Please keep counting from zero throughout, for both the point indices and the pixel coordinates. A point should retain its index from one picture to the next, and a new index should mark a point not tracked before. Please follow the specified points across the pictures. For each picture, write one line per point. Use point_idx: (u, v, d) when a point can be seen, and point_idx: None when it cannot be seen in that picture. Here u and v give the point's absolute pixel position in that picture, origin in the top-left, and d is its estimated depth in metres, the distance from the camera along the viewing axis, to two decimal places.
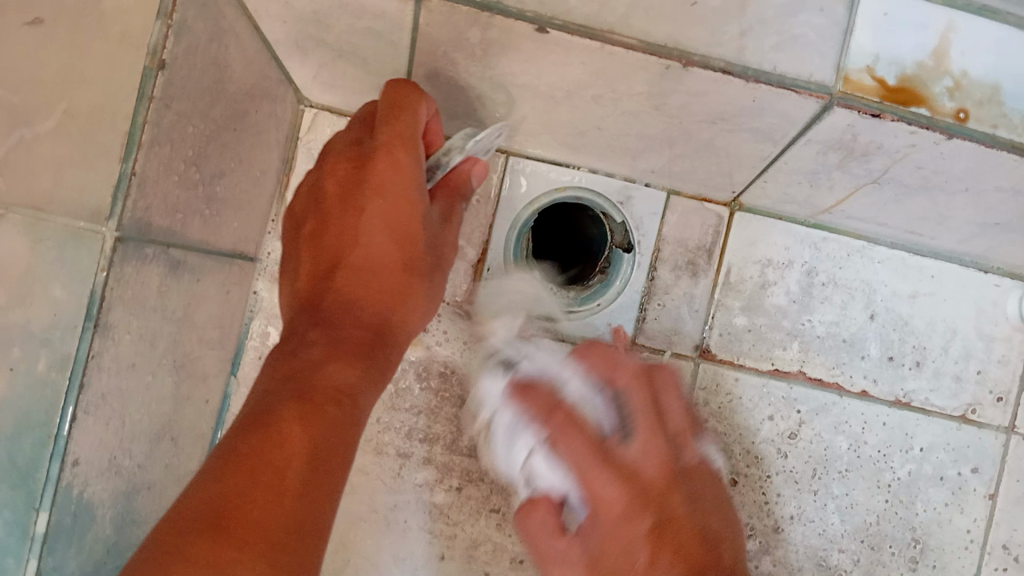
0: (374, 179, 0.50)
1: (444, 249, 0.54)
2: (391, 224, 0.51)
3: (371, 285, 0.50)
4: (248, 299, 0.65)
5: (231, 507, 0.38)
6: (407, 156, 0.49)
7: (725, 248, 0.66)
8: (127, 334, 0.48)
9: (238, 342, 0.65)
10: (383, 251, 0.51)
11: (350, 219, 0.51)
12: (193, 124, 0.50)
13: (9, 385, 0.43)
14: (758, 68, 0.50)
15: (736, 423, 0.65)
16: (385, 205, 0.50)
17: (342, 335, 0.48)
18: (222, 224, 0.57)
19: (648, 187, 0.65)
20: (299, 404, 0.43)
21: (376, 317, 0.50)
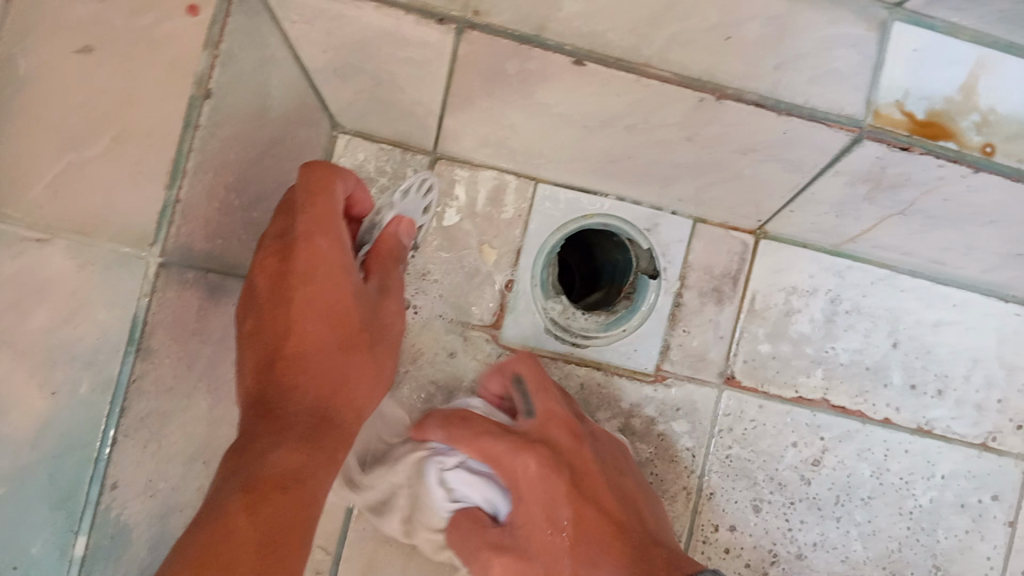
0: (304, 264, 0.51)
1: (383, 320, 0.56)
2: (322, 308, 0.52)
3: (315, 369, 0.50)
4: None
5: (193, 571, 0.39)
6: (326, 238, 0.51)
7: (750, 275, 0.66)
8: (168, 357, 0.50)
9: None
10: (320, 336, 0.51)
11: (288, 316, 0.50)
12: (235, 151, 0.51)
13: (54, 408, 0.43)
14: (791, 101, 0.52)
15: (759, 449, 0.65)
16: (322, 287, 0.51)
17: (291, 421, 0.47)
18: None
19: (675, 215, 0.65)
20: (244, 492, 0.43)
21: (322, 404, 0.50)
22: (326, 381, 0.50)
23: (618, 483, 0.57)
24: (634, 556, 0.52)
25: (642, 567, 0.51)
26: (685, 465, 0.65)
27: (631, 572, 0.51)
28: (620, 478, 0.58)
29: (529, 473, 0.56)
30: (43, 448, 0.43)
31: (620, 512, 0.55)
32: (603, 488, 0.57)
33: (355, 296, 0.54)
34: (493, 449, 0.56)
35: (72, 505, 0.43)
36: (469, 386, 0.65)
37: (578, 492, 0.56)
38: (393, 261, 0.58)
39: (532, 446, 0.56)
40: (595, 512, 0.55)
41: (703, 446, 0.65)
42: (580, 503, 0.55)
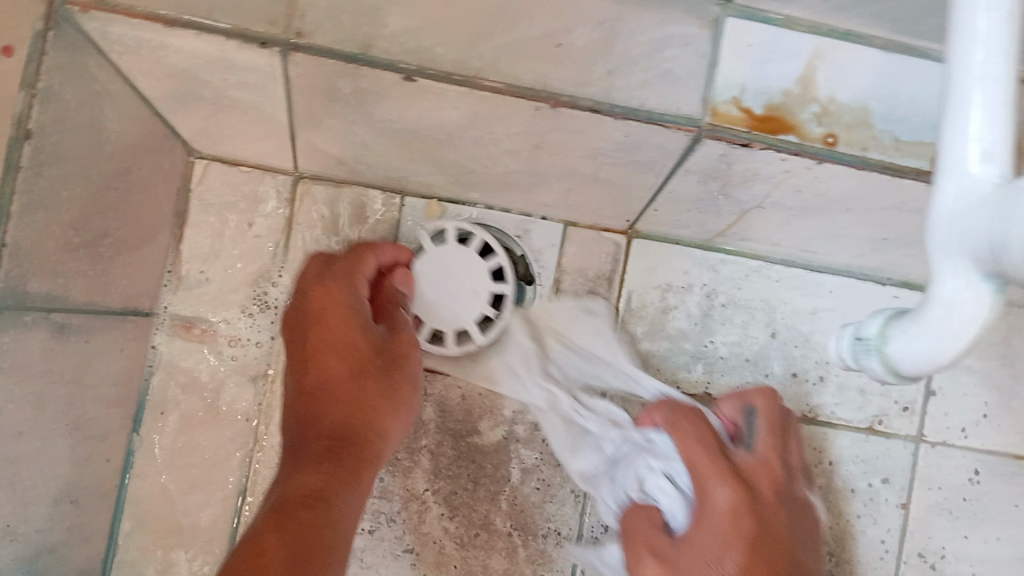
0: (321, 313, 0.52)
1: (399, 354, 0.53)
2: (337, 338, 0.51)
3: (336, 403, 0.50)
4: (146, 355, 0.62)
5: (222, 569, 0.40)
6: (331, 290, 0.53)
7: (625, 276, 0.66)
8: (12, 403, 0.49)
9: (138, 399, 0.62)
10: (333, 369, 0.51)
11: (321, 357, 0.51)
12: (69, 188, 0.51)
13: None
14: (626, 105, 0.52)
15: None
16: (331, 330, 0.51)
17: (307, 448, 0.48)
18: (111, 282, 0.57)
19: (545, 221, 0.65)
20: (274, 513, 0.44)
21: (344, 435, 0.49)
22: (347, 411, 0.50)
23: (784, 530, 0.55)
24: None
25: None
26: None
27: None
28: (781, 518, 0.56)
29: (719, 506, 0.52)
30: None
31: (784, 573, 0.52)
32: (770, 527, 0.54)
33: (365, 331, 0.52)
34: (704, 474, 0.54)
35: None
36: None
37: (753, 553, 0.51)
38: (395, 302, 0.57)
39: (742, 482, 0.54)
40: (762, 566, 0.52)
41: None
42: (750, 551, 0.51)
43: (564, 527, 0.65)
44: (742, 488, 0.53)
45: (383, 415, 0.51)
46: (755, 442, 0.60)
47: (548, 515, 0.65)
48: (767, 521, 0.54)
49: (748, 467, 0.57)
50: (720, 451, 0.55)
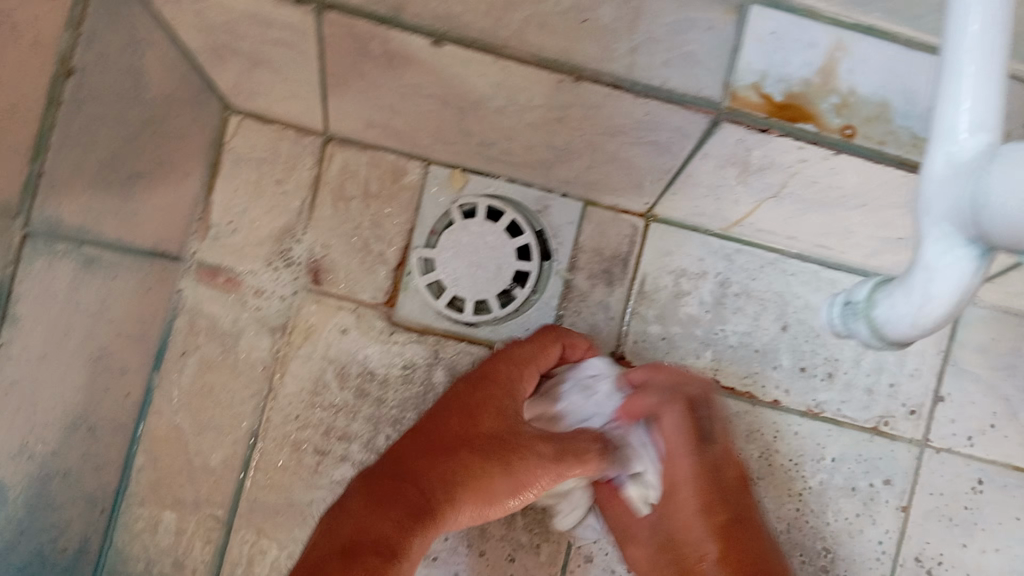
0: (481, 390, 0.59)
1: (526, 452, 0.57)
2: (460, 434, 0.57)
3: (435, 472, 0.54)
4: (171, 297, 0.65)
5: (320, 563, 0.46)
6: (500, 373, 0.60)
7: (640, 259, 0.67)
8: (38, 326, 0.51)
9: (160, 339, 0.64)
10: (454, 426, 0.57)
11: (427, 451, 0.56)
12: (105, 127, 0.53)
13: None
14: (647, 83, 0.53)
15: None
16: (462, 422, 0.57)
17: (399, 491, 0.52)
18: (141, 223, 0.59)
19: (565, 198, 0.66)
20: (374, 505, 0.51)
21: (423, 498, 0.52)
22: (384, 492, 0.52)
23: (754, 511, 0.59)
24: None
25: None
26: None
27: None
28: (749, 508, 0.58)
29: (716, 523, 0.57)
30: None
31: (771, 555, 0.55)
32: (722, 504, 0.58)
33: (501, 416, 0.58)
34: (681, 464, 0.59)
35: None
36: (362, 361, 0.66)
37: (730, 535, 0.56)
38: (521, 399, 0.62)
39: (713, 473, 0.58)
40: (737, 554, 0.55)
41: None
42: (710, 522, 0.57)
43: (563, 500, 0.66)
44: (709, 479, 0.58)
45: (535, 467, 0.57)
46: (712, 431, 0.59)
47: None
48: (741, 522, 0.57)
49: (687, 474, 0.58)
50: (699, 445, 0.59)
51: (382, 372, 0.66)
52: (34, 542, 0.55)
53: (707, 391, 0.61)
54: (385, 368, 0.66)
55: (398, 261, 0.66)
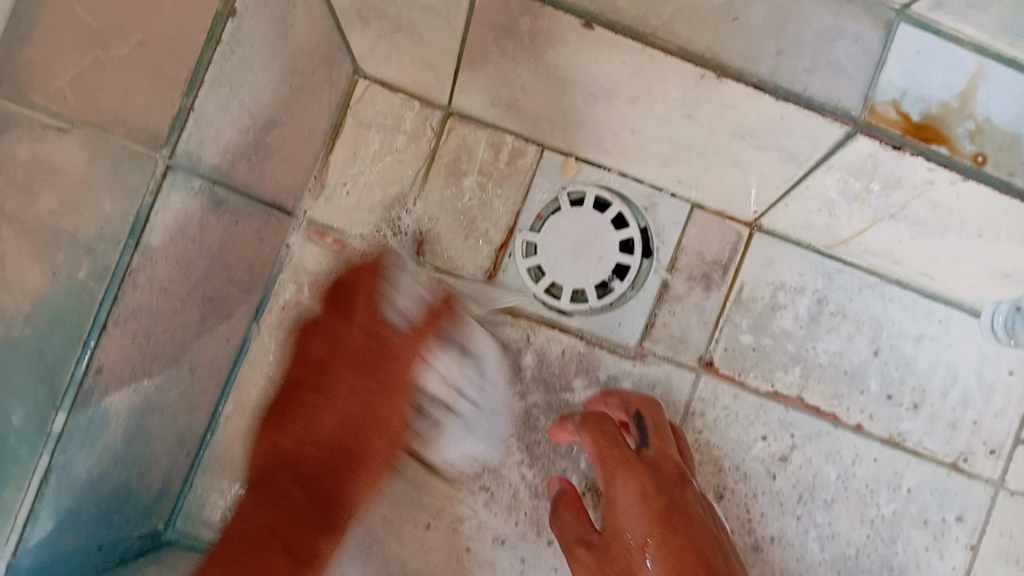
0: (386, 382, 0.56)
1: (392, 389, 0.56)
2: (334, 432, 0.53)
3: (318, 481, 0.51)
4: (281, 251, 0.66)
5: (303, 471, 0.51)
6: (410, 362, 0.57)
7: (740, 267, 0.67)
8: (164, 259, 0.52)
9: (264, 290, 0.65)
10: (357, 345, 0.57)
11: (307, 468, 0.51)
12: (253, 71, 0.54)
13: (52, 284, 0.45)
14: (789, 87, 0.53)
15: (727, 437, 0.67)
16: (354, 433, 0.54)
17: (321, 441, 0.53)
18: (266, 172, 0.60)
19: (674, 198, 0.66)
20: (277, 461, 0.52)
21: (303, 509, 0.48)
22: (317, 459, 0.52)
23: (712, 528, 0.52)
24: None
25: None
26: None
27: None
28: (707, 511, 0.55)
29: (642, 514, 0.52)
30: (36, 322, 0.44)
31: (712, 551, 0.50)
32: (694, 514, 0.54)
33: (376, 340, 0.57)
34: (608, 468, 0.55)
35: (55, 381, 0.46)
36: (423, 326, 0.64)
37: (671, 523, 0.51)
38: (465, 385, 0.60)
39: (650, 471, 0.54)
40: (680, 539, 0.50)
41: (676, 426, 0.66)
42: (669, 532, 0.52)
43: None
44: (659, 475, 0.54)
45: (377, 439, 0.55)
46: (648, 438, 0.58)
47: None
48: (670, 512, 0.52)
49: (620, 475, 0.54)
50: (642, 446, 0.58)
51: None
52: (126, 473, 0.55)
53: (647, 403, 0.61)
54: None
55: (501, 242, 0.67)
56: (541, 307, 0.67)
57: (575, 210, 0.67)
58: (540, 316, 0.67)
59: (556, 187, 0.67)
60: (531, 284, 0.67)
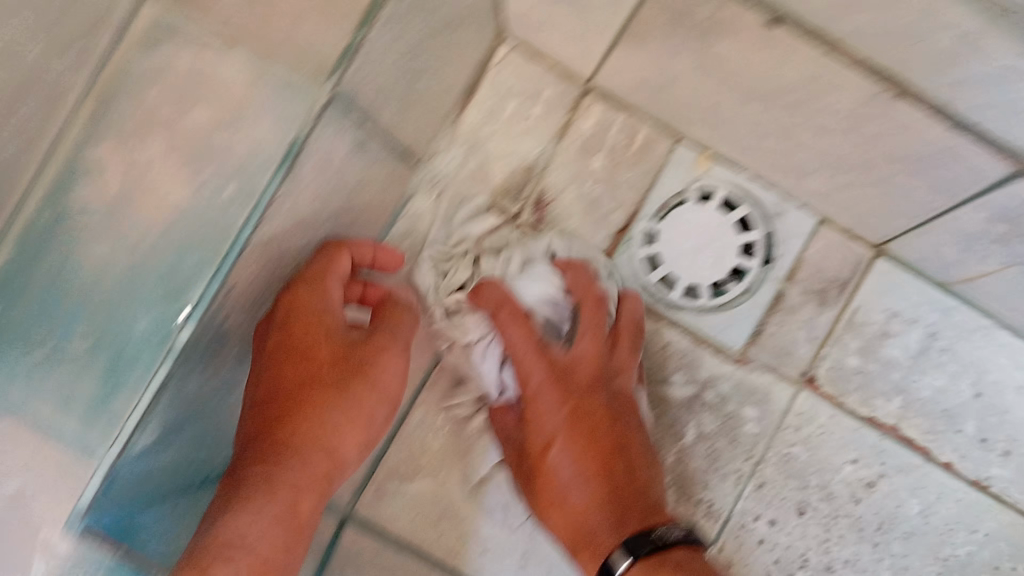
0: (301, 333, 0.53)
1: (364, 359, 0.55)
2: (338, 352, 0.55)
3: (303, 412, 0.53)
4: (403, 201, 0.61)
5: (246, 474, 0.50)
6: (332, 296, 0.54)
7: (859, 288, 0.65)
8: (307, 192, 0.50)
9: (380, 239, 0.61)
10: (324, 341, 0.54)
11: (294, 403, 0.53)
12: (417, 17, 0.52)
13: (189, 192, 0.38)
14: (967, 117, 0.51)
15: (819, 456, 0.66)
16: (347, 348, 0.55)
17: (273, 431, 0.52)
18: (407, 121, 0.58)
19: (802, 209, 0.65)
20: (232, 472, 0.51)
21: (271, 447, 0.52)
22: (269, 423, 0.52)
23: (622, 430, 0.58)
24: (614, 509, 0.55)
25: (618, 514, 0.55)
26: (744, 449, 0.65)
27: (600, 510, 0.55)
28: (620, 431, 0.58)
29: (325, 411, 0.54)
30: (171, 235, 0.38)
31: (615, 454, 0.57)
32: (602, 431, 0.58)
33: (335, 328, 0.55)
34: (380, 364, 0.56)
35: (182, 301, 0.38)
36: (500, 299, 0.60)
37: (580, 430, 0.57)
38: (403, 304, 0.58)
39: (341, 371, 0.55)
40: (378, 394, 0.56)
41: (768, 436, 0.65)
42: (589, 456, 0.57)
43: (718, 501, 0.65)
44: (567, 395, 0.57)
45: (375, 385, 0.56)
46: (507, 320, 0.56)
47: (708, 485, 0.65)
48: (585, 416, 0.57)
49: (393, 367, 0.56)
50: (543, 350, 0.57)
51: None
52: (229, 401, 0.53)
53: (508, 304, 0.56)
54: None
55: (619, 227, 0.65)
56: (651, 299, 0.65)
57: (700, 205, 0.64)
58: (647, 307, 0.65)
59: (685, 179, 0.64)
60: (643, 275, 0.65)
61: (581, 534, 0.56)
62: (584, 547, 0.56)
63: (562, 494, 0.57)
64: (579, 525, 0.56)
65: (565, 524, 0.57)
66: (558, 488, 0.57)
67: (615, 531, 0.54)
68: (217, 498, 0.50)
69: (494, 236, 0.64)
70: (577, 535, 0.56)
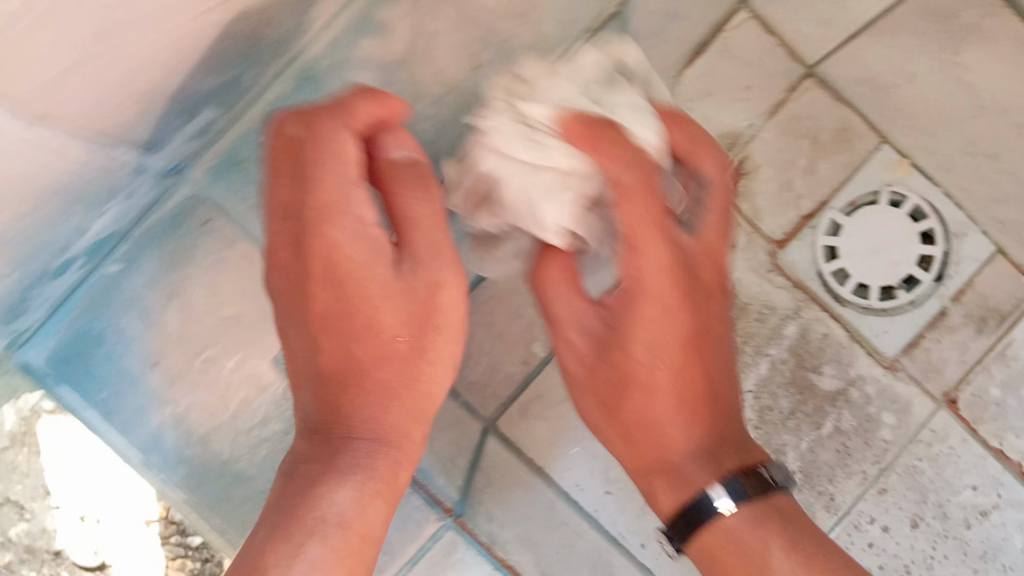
0: (322, 277, 0.40)
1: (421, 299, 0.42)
2: (407, 313, 0.42)
3: (365, 376, 0.41)
4: None
5: (312, 456, 0.41)
6: (343, 230, 0.40)
7: (1018, 324, 0.67)
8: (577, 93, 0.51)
9: None
10: (358, 278, 0.41)
11: (342, 361, 0.41)
12: None
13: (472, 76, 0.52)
14: None
15: (942, 475, 0.67)
16: (411, 297, 0.42)
17: (327, 404, 0.41)
18: (647, 58, 0.60)
19: (984, 236, 0.67)
20: (312, 438, 0.42)
21: (331, 423, 0.41)
22: (328, 393, 0.42)
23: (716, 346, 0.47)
24: (627, 395, 0.47)
25: (707, 446, 0.46)
26: (875, 453, 0.67)
27: (690, 440, 0.46)
28: (716, 344, 0.47)
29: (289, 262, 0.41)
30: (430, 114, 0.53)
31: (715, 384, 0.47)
32: (705, 339, 0.47)
33: (365, 265, 0.41)
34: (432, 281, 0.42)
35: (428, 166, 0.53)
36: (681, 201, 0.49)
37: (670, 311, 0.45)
38: (409, 178, 0.42)
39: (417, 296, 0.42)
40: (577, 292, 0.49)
41: (900, 446, 0.67)
42: (675, 367, 0.45)
43: (842, 497, 0.66)
44: (682, 284, 0.45)
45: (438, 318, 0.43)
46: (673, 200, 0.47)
47: (835, 479, 0.66)
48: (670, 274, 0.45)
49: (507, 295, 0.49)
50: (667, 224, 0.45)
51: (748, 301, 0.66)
52: None
53: (644, 175, 0.44)
54: (750, 298, 0.66)
55: (808, 212, 0.66)
56: (821, 289, 0.66)
57: (890, 210, 0.66)
58: (816, 294, 0.66)
59: (881, 181, 0.66)
60: (819, 263, 0.66)
61: (670, 476, 0.46)
62: (660, 474, 0.47)
63: (652, 435, 0.47)
64: (669, 465, 0.46)
65: (654, 472, 0.47)
66: (650, 416, 0.46)
67: (716, 470, 0.45)
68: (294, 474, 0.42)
69: None
70: (650, 459, 0.47)
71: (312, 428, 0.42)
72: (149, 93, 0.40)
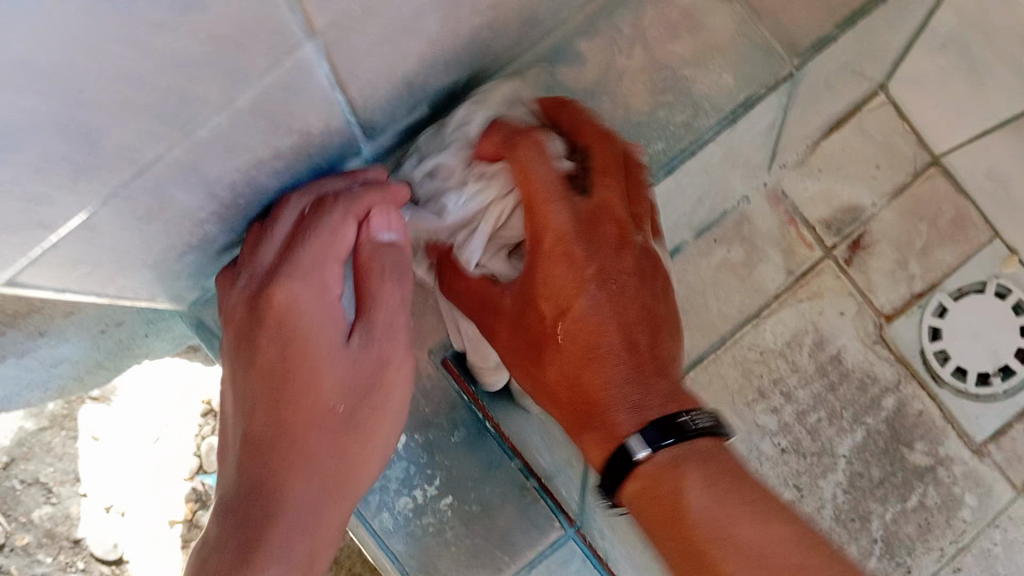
0: (273, 336, 0.41)
1: (365, 379, 0.41)
2: (352, 385, 0.41)
3: (291, 445, 0.40)
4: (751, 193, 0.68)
5: (227, 524, 0.40)
6: (304, 293, 0.41)
7: None
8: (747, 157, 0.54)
9: (718, 216, 0.67)
10: (300, 341, 0.40)
11: (277, 430, 0.40)
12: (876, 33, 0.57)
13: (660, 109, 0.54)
14: None
15: (1017, 562, 0.67)
16: (361, 375, 0.41)
17: (250, 474, 0.40)
18: (798, 126, 0.64)
19: None
20: (222, 518, 0.40)
21: (251, 494, 0.40)
22: (256, 465, 0.40)
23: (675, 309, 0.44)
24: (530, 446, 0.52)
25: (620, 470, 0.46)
26: (954, 532, 0.67)
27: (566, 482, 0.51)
28: (665, 301, 0.44)
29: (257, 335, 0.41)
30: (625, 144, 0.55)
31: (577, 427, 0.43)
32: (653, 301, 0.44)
33: (316, 330, 0.41)
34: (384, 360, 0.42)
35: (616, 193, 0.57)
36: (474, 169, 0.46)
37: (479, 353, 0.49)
38: (388, 267, 0.42)
39: (365, 370, 0.41)
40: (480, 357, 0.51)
41: (977, 528, 0.68)
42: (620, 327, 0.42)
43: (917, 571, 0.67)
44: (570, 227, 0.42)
45: (377, 408, 0.42)
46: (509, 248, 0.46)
47: (913, 552, 0.67)
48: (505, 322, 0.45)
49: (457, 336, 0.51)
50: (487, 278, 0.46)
51: (852, 368, 0.69)
52: None
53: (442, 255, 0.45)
54: (853, 364, 0.69)
55: (916, 293, 0.69)
56: (921, 368, 0.69)
57: (994, 302, 0.69)
58: (916, 371, 0.69)
59: (989, 273, 0.69)
60: (921, 343, 0.69)
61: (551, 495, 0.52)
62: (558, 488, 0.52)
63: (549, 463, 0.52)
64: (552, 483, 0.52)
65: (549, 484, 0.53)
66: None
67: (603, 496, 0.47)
68: (208, 545, 0.40)
69: (809, 258, 0.69)
70: (583, 403, 0.43)
71: (224, 502, 0.41)
72: (408, 83, 0.43)
